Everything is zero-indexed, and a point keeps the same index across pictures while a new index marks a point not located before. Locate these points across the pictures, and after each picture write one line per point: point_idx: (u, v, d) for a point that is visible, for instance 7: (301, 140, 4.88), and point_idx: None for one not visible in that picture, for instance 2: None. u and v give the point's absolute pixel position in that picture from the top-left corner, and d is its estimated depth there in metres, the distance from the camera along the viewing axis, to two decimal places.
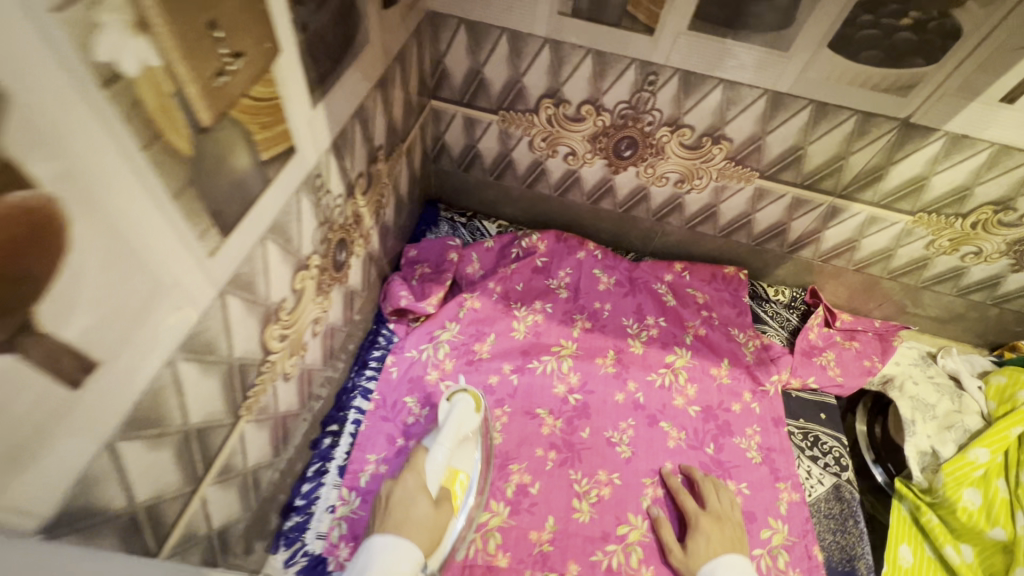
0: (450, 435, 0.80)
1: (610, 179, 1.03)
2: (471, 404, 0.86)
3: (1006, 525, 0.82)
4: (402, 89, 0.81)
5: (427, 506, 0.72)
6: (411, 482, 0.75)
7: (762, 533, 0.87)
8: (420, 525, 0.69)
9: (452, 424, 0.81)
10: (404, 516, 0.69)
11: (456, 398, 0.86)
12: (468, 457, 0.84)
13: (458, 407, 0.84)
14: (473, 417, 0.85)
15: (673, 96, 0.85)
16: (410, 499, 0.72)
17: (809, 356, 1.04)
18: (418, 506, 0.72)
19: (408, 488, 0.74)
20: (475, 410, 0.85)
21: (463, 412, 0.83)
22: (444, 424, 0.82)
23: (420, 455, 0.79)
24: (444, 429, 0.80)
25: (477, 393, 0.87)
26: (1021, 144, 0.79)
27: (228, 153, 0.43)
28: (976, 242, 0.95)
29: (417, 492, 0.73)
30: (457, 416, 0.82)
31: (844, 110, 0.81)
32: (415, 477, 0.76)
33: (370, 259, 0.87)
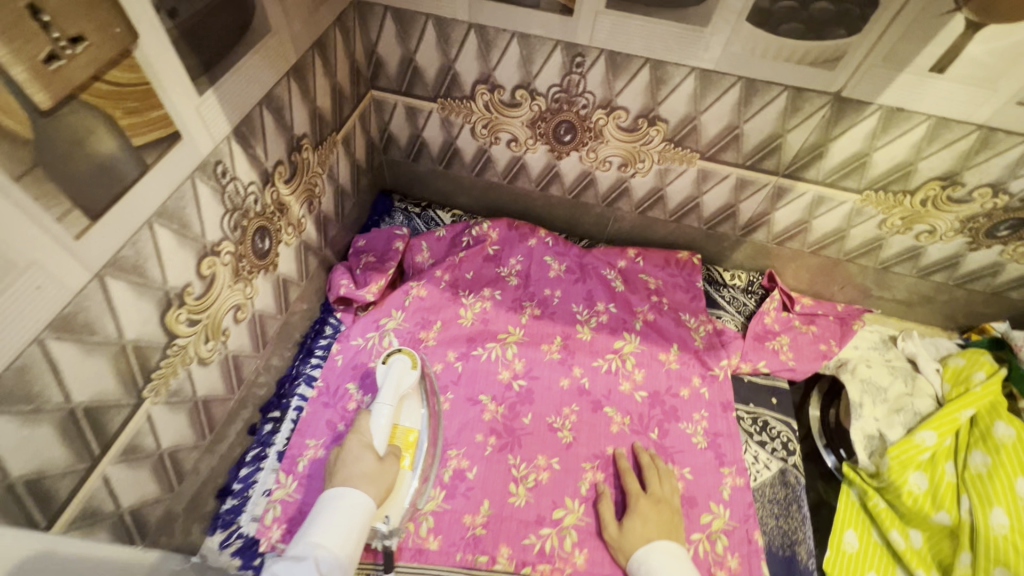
0: (390, 394, 0.82)
1: (554, 165, 1.02)
2: (408, 362, 0.88)
3: (951, 508, 0.81)
4: (328, 78, 0.82)
5: (373, 462, 0.76)
6: (356, 443, 0.78)
7: (702, 518, 0.86)
8: (365, 479, 0.74)
9: (391, 384, 0.83)
10: (350, 474, 0.74)
11: (393, 360, 0.87)
12: (416, 414, 0.88)
13: (395, 367, 0.86)
14: (411, 374, 0.86)
15: (602, 77, 0.84)
16: (355, 458, 0.76)
17: (761, 340, 1.03)
18: (362, 462, 0.75)
19: (354, 450, 0.77)
20: (412, 368, 0.87)
21: (401, 371, 0.85)
22: (383, 384, 0.84)
23: (364, 417, 0.81)
24: (383, 390, 0.82)
25: (413, 351, 0.89)
26: (958, 115, 0.76)
27: (84, 137, 0.44)
28: (929, 219, 0.92)
29: (362, 449, 0.77)
30: (395, 376, 0.84)
31: (774, 85, 0.79)
32: (359, 438, 0.79)
33: (305, 248, 0.88)
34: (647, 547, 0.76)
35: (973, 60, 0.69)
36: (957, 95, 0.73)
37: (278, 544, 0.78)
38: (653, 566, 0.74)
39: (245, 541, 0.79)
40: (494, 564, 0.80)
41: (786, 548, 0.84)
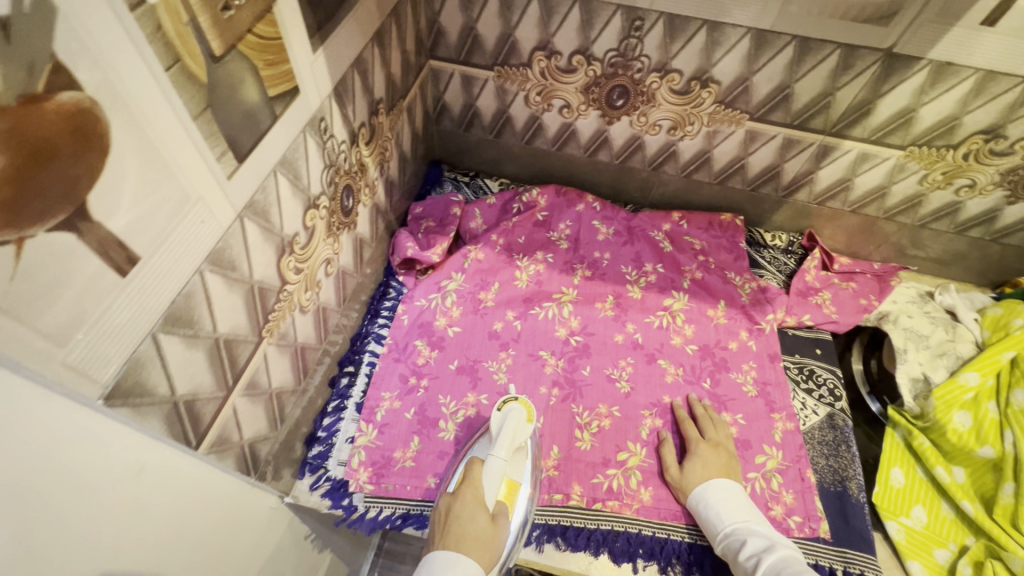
0: (506, 445, 0.79)
1: (605, 130, 1.06)
2: (524, 413, 0.84)
3: (994, 443, 0.85)
4: (399, 45, 0.86)
5: (487, 522, 0.71)
6: (469, 496, 0.73)
7: (757, 459, 0.91)
8: (479, 540, 0.68)
9: (508, 434, 0.80)
10: (464, 534, 0.68)
11: (509, 408, 0.84)
12: (521, 468, 0.83)
13: (512, 416, 0.83)
14: (526, 427, 0.83)
15: (659, 41, 0.88)
16: (469, 514, 0.71)
17: (804, 296, 1.08)
18: (477, 522, 0.70)
19: (467, 502, 0.72)
20: (528, 420, 0.84)
21: (518, 422, 0.82)
22: (499, 432, 0.81)
23: (476, 466, 0.77)
24: (500, 438, 0.79)
25: (530, 403, 0.86)
26: (1006, 68, 0.80)
27: (238, 85, 0.48)
28: (970, 174, 0.96)
29: (476, 505, 0.72)
30: (513, 426, 0.81)
31: (828, 43, 0.83)
32: (471, 490, 0.74)
33: (376, 211, 0.93)
34: (706, 486, 0.82)
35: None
36: (1007, 47, 0.77)
37: (366, 485, 0.84)
38: (710, 501, 0.79)
39: (334, 483, 0.84)
40: (568, 500, 0.86)
41: (837, 484, 0.90)
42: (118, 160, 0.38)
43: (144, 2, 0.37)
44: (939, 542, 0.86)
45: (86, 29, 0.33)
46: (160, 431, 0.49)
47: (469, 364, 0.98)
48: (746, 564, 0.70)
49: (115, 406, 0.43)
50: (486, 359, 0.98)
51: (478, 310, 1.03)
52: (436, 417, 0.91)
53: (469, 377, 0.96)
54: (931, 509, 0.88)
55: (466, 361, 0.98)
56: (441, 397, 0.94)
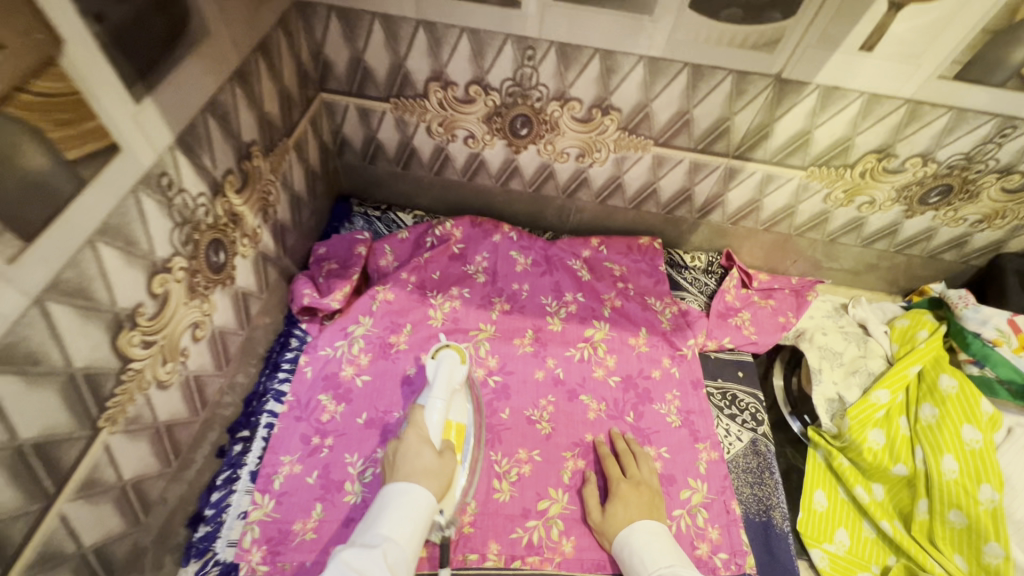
0: (442, 388, 0.79)
1: (513, 159, 1.03)
2: (457, 357, 0.84)
3: (907, 460, 0.86)
4: (274, 82, 0.79)
5: (433, 457, 0.74)
6: (414, 437, 0.76)
7: (682, 494, 0.88)
8: (428, 474, 0.72)
9: (443, 379, 0.79)
10: (412, 469, 0.72)
11: (442, 354, 0.83)
12: (464, 409, 0.85)
13: (445, 362, 0.82)
14: (461, 369, 0.83)
15: (554, 70, 0.85)
16: (413, 453, 0.74)
17: (724, 318, 1.07)
18: (424, 456, 0.73)
19: (412, 443, 0.75)
20: (462, 362, 0.83)
21: (451, 365, 0.81)
22: (434, 378, 0.80)
23: (418, 411, 0.79)
24: (436, 385, 0.79)
25: (461, 346, 0.85)
26: (888, 91, 0.81)
27: (9, 153, 0.41)
28: (868, 191, 0.98)
29: (422, 443, 0.75)
30: (446, 371, 0.80)
31: (719, 70, 0.82)
32: (416, 432, 0.76)
33: (263, 259, 0.85)
34: (630, 530, 0.77)
35: (898, 37, 0.74)
36: (887, 71, 0.78)
37: (259, 567, 0.76)
38: (635, 546, 0.75)
39: (222, 568, 0.75)
40: (485, 561, 0.80)
41: (762, 514, 0.88)
42: None
43: None
44: (863, 565, 0.85)
45: None
46: None
47: (379, 417, 0.91)
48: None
49: None
50: (398, 409, 0.92)
51: (389, 355, 0.96)
52: (341, 480, 0.84)
53: (378, 431, 0.89)
54: (853, 531, 0.88)
55: (375, 414, 0.91)
56: (347, 455, 0.87)
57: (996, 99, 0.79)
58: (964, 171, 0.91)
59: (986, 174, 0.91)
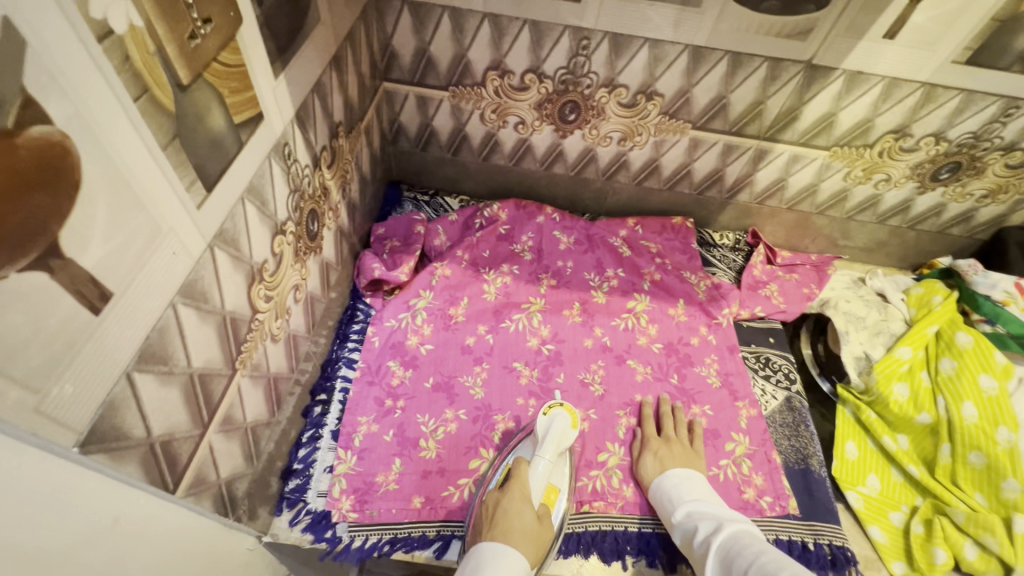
0: (551, 448, 0.84)
1: (559, 144, 1.11)
2: (567, 420, 0.89)
3: (930, 409, 0.95)
4: (355, 68, 0.86)
5: (533, 519, 0.76)
6: (517, 493, 0.79)
7: (727, 446, 0.96)
8: (527, 534, 0.73)
9: (554, 438, 0.85)
10: (512, 524, 0.73)
11: (555, 412, 0.89)
12: (561, 473, 0.87)
13: (557, 422, 0.88)
14: (569, 433, 0.88)
15: (606, 58, 0.94)
16: (516, 510, 0.76)
17: (754, 289, 1.15)
18: (525, 517, 0.75)
19: (515, 499, 0.77)
20: (571, 426, 0.89)
21: (563, 427, 0.87)
22: (546, 435, 0.86)
23: (522, 466, 0.82)
24: (547, 442, 0.84)
25: (573, 410, 0.91)
26: (906, 75, 0.90)
27: (205, 113, 0.48)
28: (885, 169, 1.07)
29: (524, 502, 0.78)
30: (559, 431, 0.86)
31: (756, 57, 0.90)
32: (520, 487, 0.80)
33: (340, 232, 0.92)
34: (661, 476, 0.86)
35: (918, 26, 0.83)
36: (906, 56, 0.87)
37: (349, 514, 0.82)
38: (667, 489, 0.83)
39: (314, 516, 0.81)
40: None
41: (801, 461, 0.96)
42: (89, 194, 0.37)
43: (111, 32, 0.36)
44: (893, 505, 0.93)
45: (56, 61, 0.32)
46: (137, 478, 0.46)
47: (445, 381, 0.98)
48: (699, 550, 0.73)
49: (92, 451, 0.41)
50: (462, 374, 0.99)
51: (449, 326, 1.03)
52: (416, 437, 0.91)
53: (446, 394, 0.96)
54: (883, 476, 0.96)
55: (441, 379, 0.98)
56: (419, 415, 0.93)
57: (1002, 81, 0.89)
58: (972, 149, 1.01)
59: (992, 152, 1.01)
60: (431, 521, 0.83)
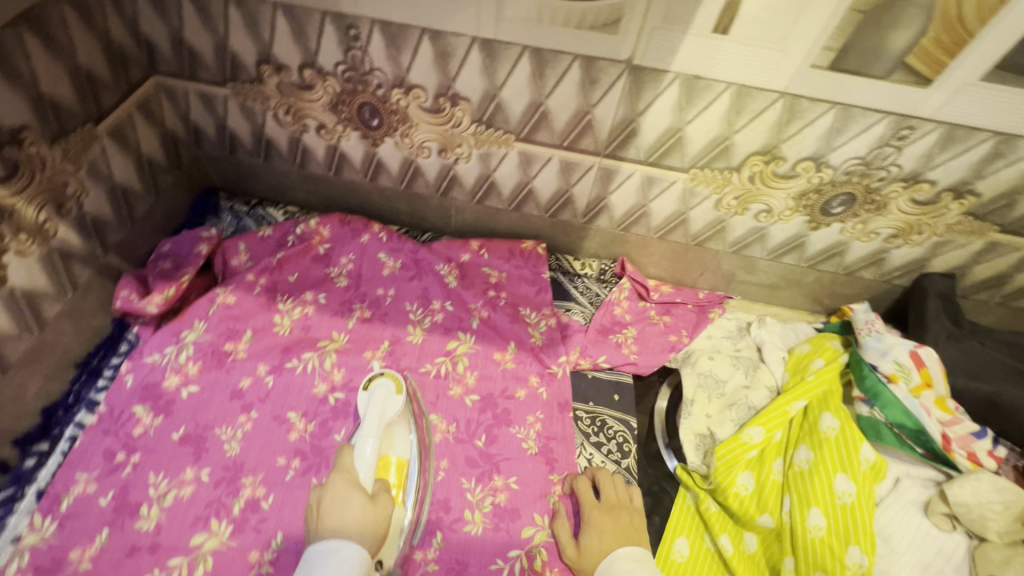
0: (373, 424, 0.78)
1: (374, 153, 0.93)
2: (393, 387, 0.83)
3: (774, 510, 0.75)
4: (59, 62, 0.71)
5: (363, 504, 0.70)
6: (341, 482, 0.72)
7: (523, 532, 0.79)
8: (358, 524, 0.68)
9: (374, 413, 0.79)
10: (339, 519, 0.68)
11: (376, 385, 0.83)
12: (404, 442, 0.82)
13: (379, 394, 0.82)
14: (396, 400, 0.82)
15: (385, 52, 0.76)
16: (342, 500, 0.70)
17: (604, 334, 0.97)
18: (352, 504, 0.70)
19: (339, 490, 0.71)
20: (396, 392, 0.82)
21: (384, 396, 0.81)
22: (367, 412, 0.80)
23: (347, 453, 0.76)
24: (366, 420, 0.78)
25: (397, 375, 0.84)
26: (757, 82, 0.69)
27: None
28: (763, 198, 0.86)
29: (350, 489, 0.71)
30: (379, 403, 0.80)
31: (563, 54, 0.71)
32: (345, 477, 0.73)
33: (62, 257, 0.78)
34: (611, 560, 0.71)
35: (753, 17, 0.62)
36: (750, 58, 0.66)
37: None
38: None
39: None
40: None
41: None
42: None
43: None
44: None
45: None
46: None
47: (197, 433, 0.83)
48: None
49: None
50: (220, 425, 0.84)
51: (222, 365, 0.89)
52: (138, 502, 0.76)
53: (193, 449, 0.82)
54: None
55: (194, 429, 0.83)
56: (151, 475, 0.79)
57: (883, 93, 0.67)
58: (865, 178, 0.79)
59: (891, 183, 0.78)
60: None
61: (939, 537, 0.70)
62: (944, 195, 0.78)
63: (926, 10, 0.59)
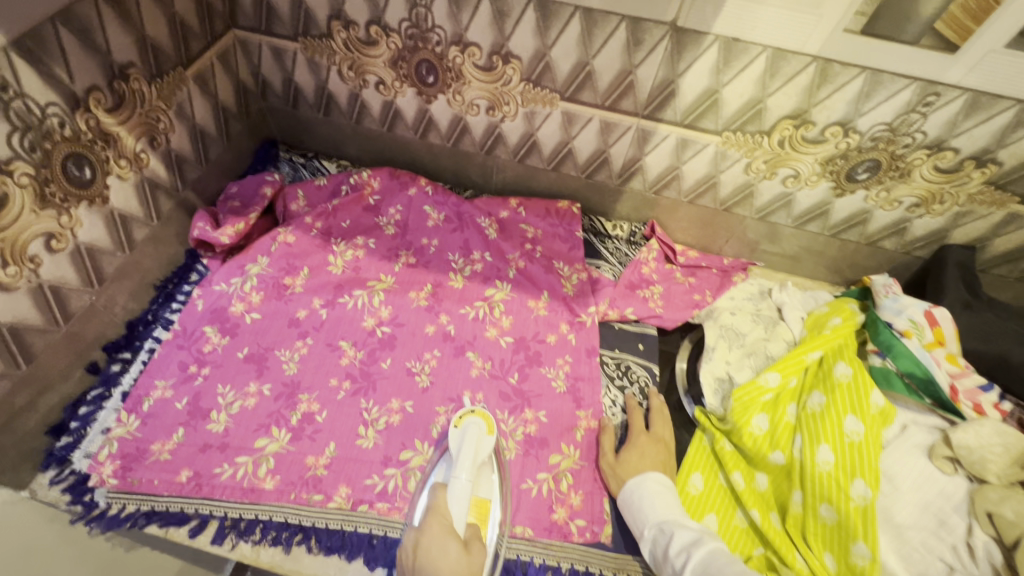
0: (467, 464, 0.77)
1: (426, 109, 1.01)
2: (483, 426, 0.83)
3: (785, 449, 0.81)
4: (161, 8, 0.80)
5: (459, 553, 0.67)
6: (436, 528, 0.70)
7: (551, 458, 0.87)
8: None
9: (468, 452, 0.78)
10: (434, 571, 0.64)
11: (467, 423, 0.82)
12: (489, 482, 0.81)
13: (470, 432, 0.81)
14: (487, 440, 0.82)
15: (447, 10, 0.83)
16: (437, 547, 0.67)
17: (632, 289, 1.03)
18: (448, 554, 0.66)
19: (435, 535, 0.69)
20: (488, 433, 0.82)
21: (477, 436, 0.81)
22: (459, 450, 0.79)
23: (441, 494, 0.75)
24: (460, 460, 0.77)
25: (488, 414, 0.84)
26: (792, 46, 0.74)
27: None
28: (791, 163, 0.91)
29: (446, 537, 0.68)
30: (472, 442, 0.80)
31: (611, 16, 0.77)
32: (439, 522, 0.71)
33: (151, 187, 0.87)
34: (642, 478, 0.79)
35: None
36: (786, 21, 0.72)
37: (109, 479, 0.78)
38: (648, 492, 0.78)
39: (77, 477, 0.78)
40: (328, 502, 0.79)
41: None
42: None
43: None
44: None
45: None
46: None
47: (259, 353, 0.92)
48: (675, 560, 0.69)
49: None
50: (280, 347, 0.93)
51: (282, 297, 0.97)
52: (209, 408, 0.86)
53: (256, 366, 0.91)
54: (723, 518, 0.81)
55: (257, 350, 0.92)
56: (220, 386, 0.88)
57: (911, 59, 0.72)
58: (891, 144, 0.83)
59: (915, 150, 0.83)
60: (191, 498, 0.78)
61: (940, 479, 0.75)
62: (966, 163, 0.83)
63: None
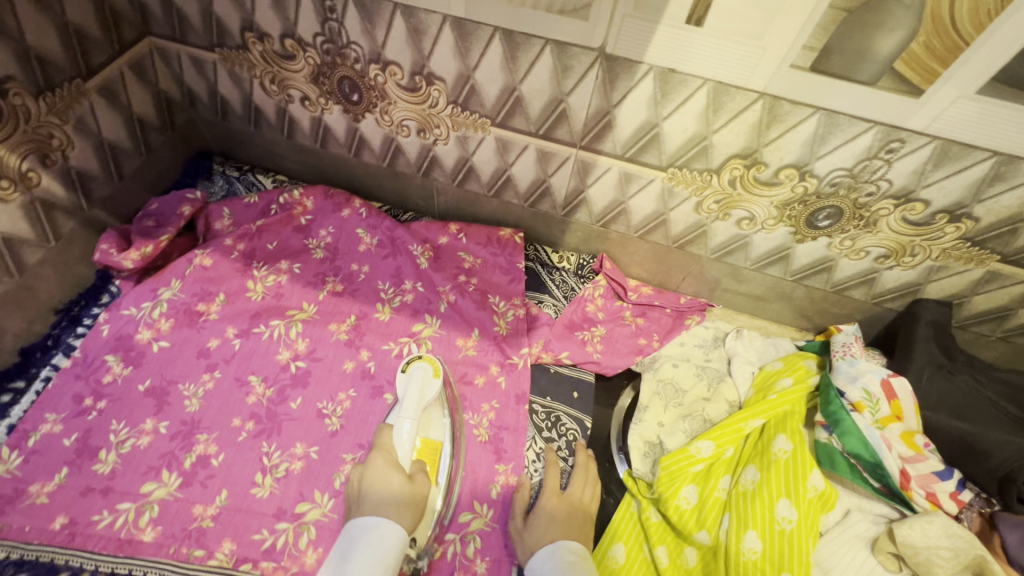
0: (410, 407, 0.78)
1: (356, 128, 0.93)
2: (429, 370, 0.82)
3: (711, 528, 0.72)
4: (48, 18, 0.73)
5: (402, 484, 0.71)
6: (381, 461, 0.73)
7: (461, 518, 0.79)
8: (396, 504, 0.68)
9: (412, 395, 0.78)
10: (378, 500, 0.69)
11: (413, 367, 0.82)
12: (439, 425, 0.82)
13: (416, 376, 0.81)
14: (433, 382, 0.81)
15: (360, 26, 0.75)
16: (381, 479, 0.71)
17: (571, 329, 0.95)
18: (390, 486, 0.71)
19: (379, 472, 0.72)
20: (433, 376, 0.82)
21: (423, 379, 0.80)
22: (405, 393, 0.80)
23: (387, 434, 0.76)
24: (405, 403, 0.78)
25: (434, 358, 0.83)
26: (733, 80, 0.65)
27: None
28: (745, 205, 0.82)
29: (389, 469, 0.72)
30: (417, 386, 0.80)
31: (533, 38, 0.69)
32: (383, 456, 0.74)
33: (45, 207, 0.82)
34: (556, 548, 0.68)
35: (726, 9, 0.59)
36: (724, 53, 0.63)
37: None
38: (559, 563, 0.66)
39: None
40: (209, 559, 0.74)
41: None
42: None
43: None
44: None
45: None
46: None
47: (162, 386, 0.86)
48: None
49: None
50: (184, 381, 0.87)
51: (194, 324, 0.91)
52: (98, 447, 0.80)
53: (156, 401, 0.85)
54: None
55: (159, 382, 0.86)
56: (113, 422, 0.82)
57: (869, 101, 0.62)
58: (852, 191, 0.74)
59: (880, 199, 0.73)
60: (63, 549, 0.72)
61: None
62: (938, 216, 0.73)
63: (914, 10, 0.54)
